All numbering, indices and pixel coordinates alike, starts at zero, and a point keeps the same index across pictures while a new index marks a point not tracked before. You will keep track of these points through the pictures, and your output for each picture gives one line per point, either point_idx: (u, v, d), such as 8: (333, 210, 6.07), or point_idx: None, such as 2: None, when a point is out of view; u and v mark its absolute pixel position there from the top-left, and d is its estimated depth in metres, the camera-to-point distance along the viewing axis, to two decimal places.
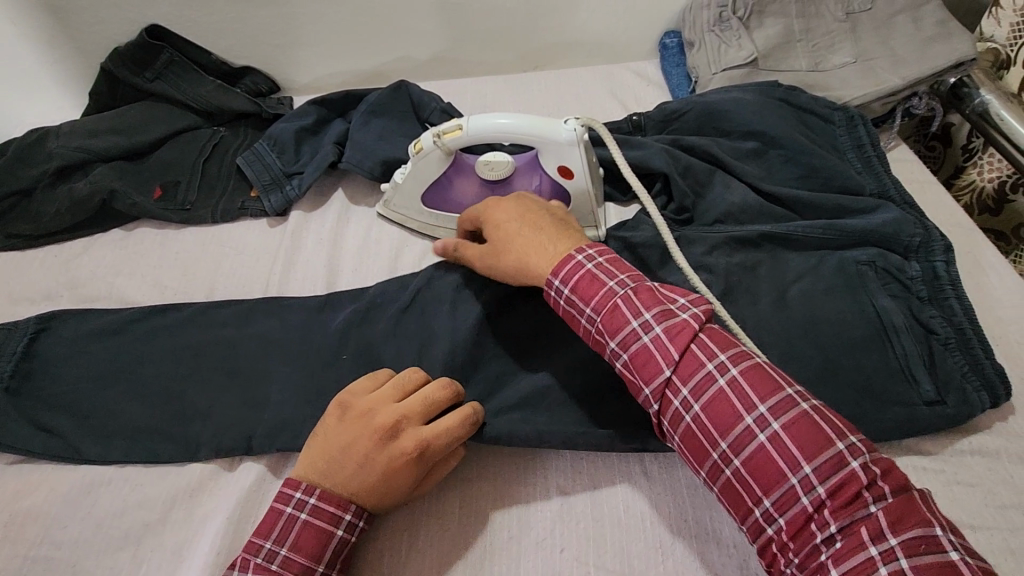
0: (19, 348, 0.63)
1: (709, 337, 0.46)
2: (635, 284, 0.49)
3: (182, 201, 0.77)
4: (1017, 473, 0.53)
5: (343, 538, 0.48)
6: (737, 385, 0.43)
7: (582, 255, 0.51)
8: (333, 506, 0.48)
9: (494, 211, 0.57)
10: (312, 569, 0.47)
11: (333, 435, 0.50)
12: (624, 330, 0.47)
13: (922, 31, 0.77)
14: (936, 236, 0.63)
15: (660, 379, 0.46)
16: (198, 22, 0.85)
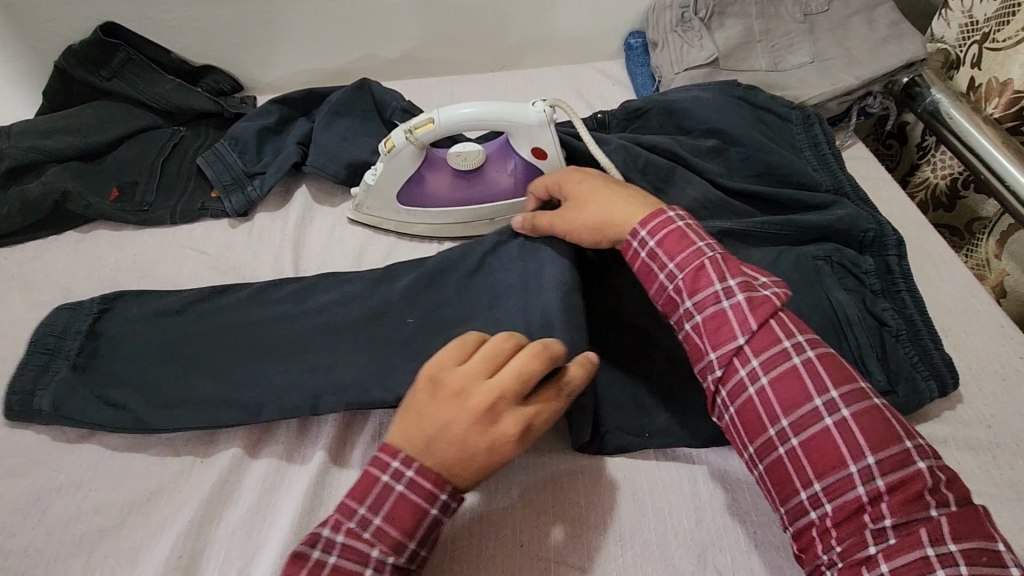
0: (84, 328, 0.61)
1: (786, 317, 0.47)
2: (723, 252, 0.50)
3: (140, 202, 0.75)
4: (964, 460, 0.54)
5: (436, 517, 0.43)
6: (812, 368, 0.45)
7: (675, 213, 0.51)
8: (430, 482, 0.43)
9: (573, 177, 0.59)
10: (403, 544, 0.42)
11: (425, 413, 0.43)
12: (704, 292, 0.48)
13: (876, 31, 0.79)
14: (888, 231, 0.66)
15: (730, 346, 0.46)
16: (156, 20, 0.84)
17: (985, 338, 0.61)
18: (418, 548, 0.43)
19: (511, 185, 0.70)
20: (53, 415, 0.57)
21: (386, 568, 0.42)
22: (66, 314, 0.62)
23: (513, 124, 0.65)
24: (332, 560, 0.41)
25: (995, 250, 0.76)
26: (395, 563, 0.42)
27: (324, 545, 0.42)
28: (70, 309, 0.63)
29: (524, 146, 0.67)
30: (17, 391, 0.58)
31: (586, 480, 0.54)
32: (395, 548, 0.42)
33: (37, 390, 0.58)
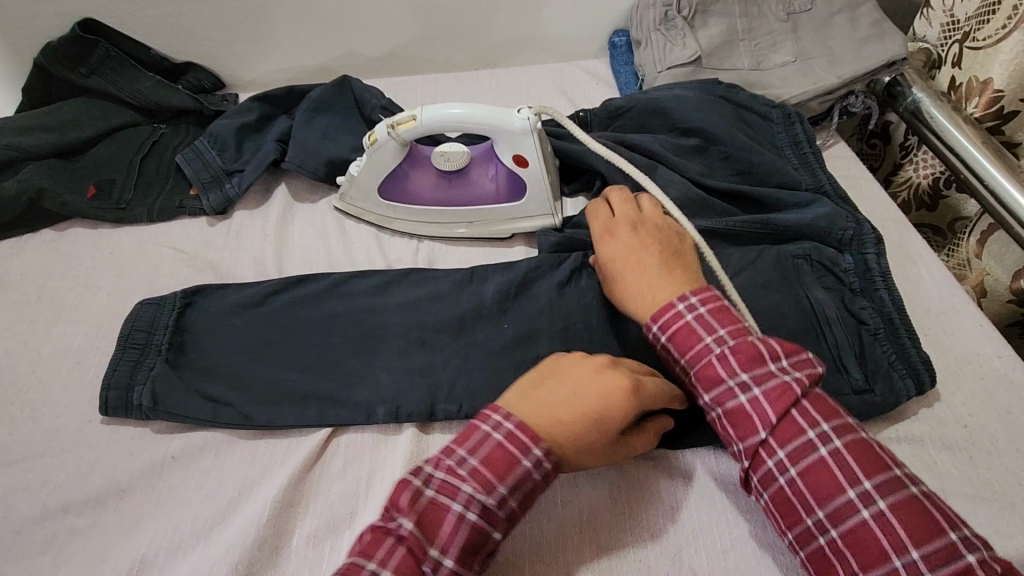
0: (171, 322, 0.62)
1: (810, 403, 0.44)
2: (736, 339, 0.47)
3: (117, 200, 0.74)
4: (941, 460, 0.54)
5: (528, 472, 0.43)
6: (842, 459, 0.42)
7: (683, 303, 0.49)
8: (527, 435, 0.43)
9: (606, 248, 0.56)
10: (493, 485, 0.42)
11: (558, 370, 0.47)
12: (718, 387, 0.46)
13: (858, 31, 0.79)
14: (867, 229, 0.65)
15: (753, 439, 0.45)
16: (135, 17, 0.83)
17: (963, 337, 0.61)
18: (509, 498, 0.42)
19: (492, 189, 0.69)
20: (153, 411, 0.57)
21: (474, 509, 0.41)
22: (153, 310, 0.63)
23: (495, 128, 0.64)
24: (424, 494, 0.41)
25: (975, 250, 0.76)
26: (485, 508, 0.41)
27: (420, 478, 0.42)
28: (155, 306, 0.63)
29: (506, 152, 0.66)
30: (114, 386, 0.58)
31: (564, 478, 0.54)
32: (487, 490, 0.42)
33: (136, 385, 0.58)
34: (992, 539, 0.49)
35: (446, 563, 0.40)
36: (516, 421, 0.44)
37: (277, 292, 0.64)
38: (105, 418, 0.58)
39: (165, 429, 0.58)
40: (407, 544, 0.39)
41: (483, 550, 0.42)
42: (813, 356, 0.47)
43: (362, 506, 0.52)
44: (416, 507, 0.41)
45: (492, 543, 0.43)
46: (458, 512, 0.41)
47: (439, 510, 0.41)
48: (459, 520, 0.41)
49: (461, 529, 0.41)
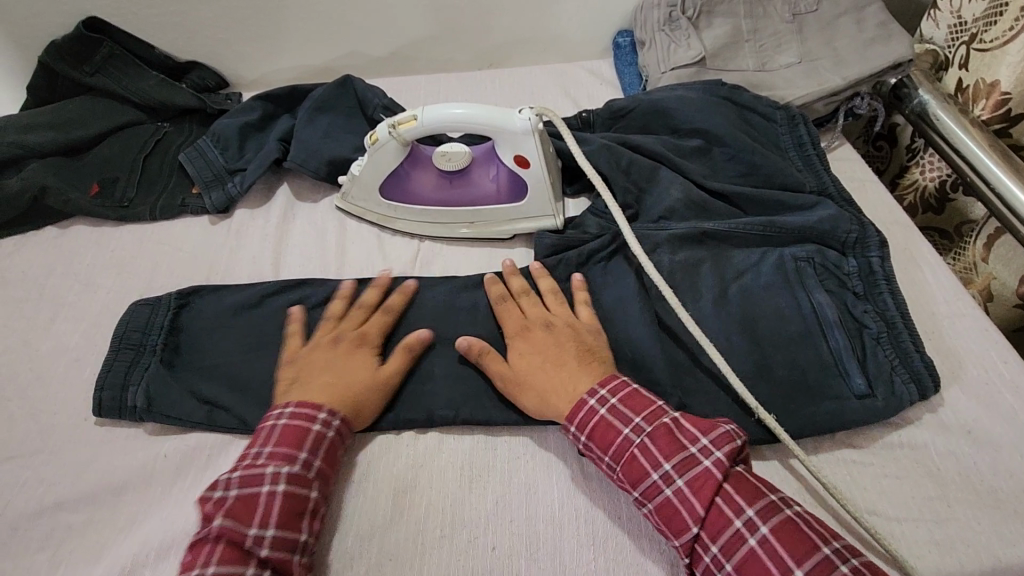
0: (166, 322, 0.62)
1: (732, 487, 0.46)
2: (651, 428, 0.49)
3: (120, 198, 0.74)
4: (945, 466, 0.53)
5: (320, 433, 0.51)
6: (770, 546, 0.43)
7: (594, 398, 0.51)
8: (309, 408, 0.52)
9: (522, 344, 0.57)
10: (293, 455, 0.49)
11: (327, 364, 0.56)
12: (644, 482, 0.47)
13: (865, 31, 0.78)
14: (871, 232, 0.64)
15: (687, 535, 0.45)
16: (140, 15, 0.83)
17: (969, 342, 0.60)
18: (312, 459, 0.50)
19: (493, 189, 0.68)
20: (145, 411, 0.57)
21: (281, 479, 0.48)
22: (147, 311, 0.63)
23: (497, 129, 0.64)
24: (232, 493, 0.47)
25: (982, 254, 0.75)
26: (292, 473, 0.48)
27: (223, 487, 0.47)
28: (149, 306, 0.63)
29: (507, 153, 0.66)
30: (108, 386, 0.58)
31: (563, 480, 0.54)
32: (288, 461, 0.49)
33: (129, 384, 0.58)
34: (994, 547, 0.49)
35: (270, 532, 0.45)
36: (291, 405, 0.52)
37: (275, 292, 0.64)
38: (100, 419, 0.58)
39: (162, 429, 0.58)
40: (224, 539, 0.45)
41: (309, 510, 0.48)
42: (730, 428, 0.48)
43: (354, 507, 0.52)
44: (226, 507, 0.46)
45: (314, 500, 0.48)
46: (267, 490, 0.47)
47: (250, 495, 0.47)
48: (269, 494, 0.47)
49: (274, 499, 0.47)
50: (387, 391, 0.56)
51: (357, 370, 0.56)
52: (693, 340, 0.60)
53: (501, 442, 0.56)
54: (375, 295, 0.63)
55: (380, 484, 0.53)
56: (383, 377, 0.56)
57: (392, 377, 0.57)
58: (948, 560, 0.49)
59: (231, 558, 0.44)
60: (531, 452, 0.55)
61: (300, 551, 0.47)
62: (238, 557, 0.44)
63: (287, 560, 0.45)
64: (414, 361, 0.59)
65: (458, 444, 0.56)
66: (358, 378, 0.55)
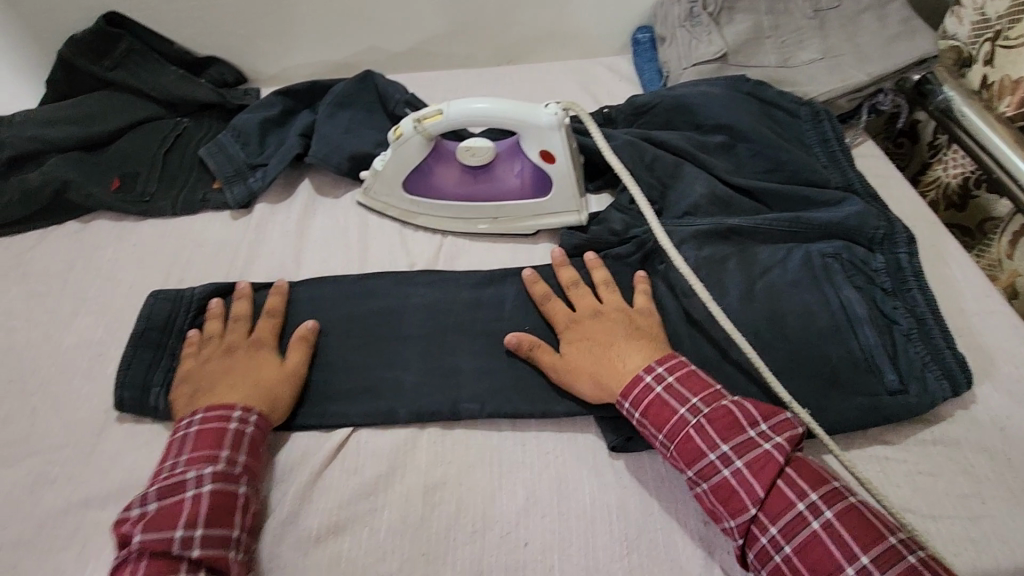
0: (188, 318, 0.62)
1: (793, 470, 0.47)
2: (709, 409, 0.49)
3: (141, 193, 0.74)
4: (977, 462, 0.53)
5: (238, 430, 0.51)
6: (835, 531, 0.43)
7: (651, 375, 0.51)
8: (219, 411, 0.52)
9: (572, 333, 0.57)
10: (215, 455, 0.49)
11: (235, 365, 0.56)
12: (700, 461, 0.47)
13: (888, 27, 0.78)
14: (898, 228, 0.64)
15: (744, 515, 0.45)
16: (159, 10, 0.83)
17: (999, 338, 0.60)
18: (236, 456, 0.50)
19: (518, 185, 0.68)
20: (167, 415, 0.57)
21: (205, 480, 0.48)
22: (168, 306, 0.62)
23: (523, 124, 0.64)
24: (154, 505, 0.47)
25: (1006, 251, 0.75)
26: (218, 472, 0.48)
27: (142, 503, 0.47)
28: (170, 302, 0.63)
29: (533, 148, 0.66)
30: (128, 386, 0.58)
31: (594, 476, 0.53)
32: (209, 463, 0.49)
33: (150, 385, 0.58)
34: None
35: (200, 533, 0.46)
36: (201, 412, 0.52)
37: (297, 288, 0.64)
38: (122, 416, 0.58)
39: None
40: (150, 551, 0.45)
41: (239, 506, 0.48)
42: (791, 416, 0.49)
43: (382, 503, 0.52)
44: (146, 520, 0.46)
45: (244, 495, 0.49)
46: (193, 492, 0.47)
47: (173, 503, 0.47)
48: (193, 499, 0.47)
49: (200, 501, 0.47)
50: (298, 381, 0.57)
51: (263, 369, 0.56)
52: (722, 336, 0.59)
53: (530, 437, 0.56)
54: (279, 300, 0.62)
55: (409, 479, 0.53)
56: (291, 368, 0.57)
57: (297, 366, 0.57)
58: (984, 557, 0.48)
59: (161, 566, 0.44)
60: (560, 447, 0.55)
61: (234, 548, 0.47)
62: (165, 565, 0.44)
63: (222, 557, 0.46)
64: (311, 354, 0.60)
65: (486, 440, 0.55)
66: (262, 374, 0.55)
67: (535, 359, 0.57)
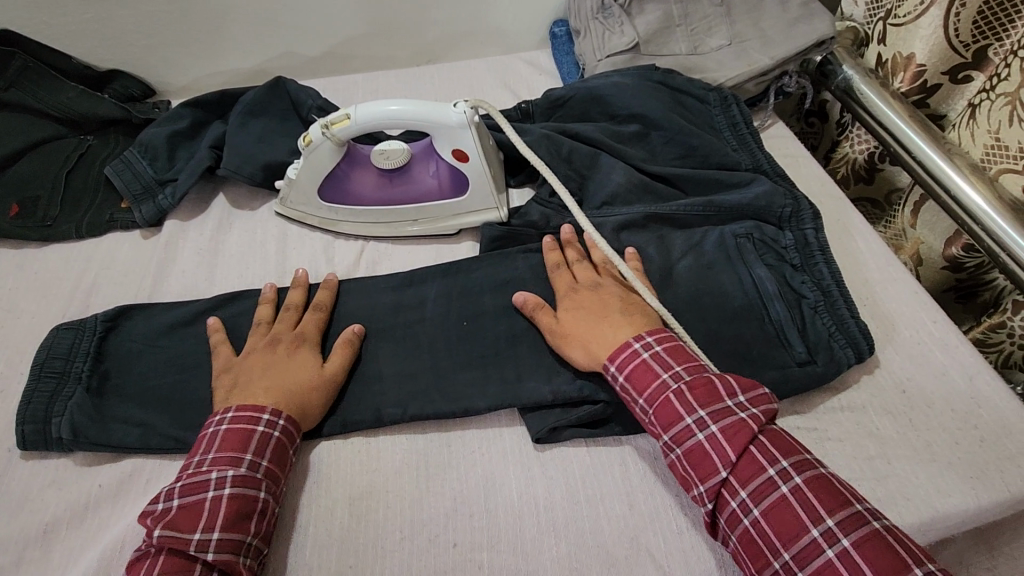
0: (92, 347, 0.60)
1: (766, 439, 0.47)
2: (691, 377, 0.49)
3: (42, 217, 0.71)
4: (882, 424, 0.55)
5: (265, 434, 0.50)
6: (803, 495, 0.44)
7: (639, 343, 0.52)
8: (249, 410, 0.51)
9: (568, 301, 0.58)
10: (238, 458, 0.48)
11: (270, 364, 0.55)
12: (678, 425, 0.48)
13: (789, 11, 0.80)
14: (805, 205, 0.66)
15: (715, 479, 0.46)
16: (53, 25, 0.80)
17: (900, 304, 0.63)
18: (259, 460, 0.49)
19: (435, 185, 0.68)
20: (72, 442, 0.54)
21: (227, 483, 0.47)
22: (70, 337, 0.60)
23: (432, 124, 0.63)
24: (177, 502, 0.47)
25: (910, 220, 0.78)
26: (239, 476, 0.47)
27: (167, 499, 0.47)
28: (72, 331, 0.60)
29: (446, 148, 0.65)
30: (29, 420, 0.55)
31: (519, 471, 0.53)
32: (233, 465, 0.48)
33: (51, 416, 0.55)
34: (931, 499, 0.51)
35: (216, 536, 0.45)
36: (233, 408, 0.51)
37: (212, 308, 0.63)
38: (24, 454, 0.56)
39: (95, 458, 0.55)
40: (169, 547, 0.44)
41: (258, 511, 0.47)
42: (766, 391, 0.50)
43: (305, 519, 0.51)
44: (169, 516, 0.46)
45: (263, 501, 0.48)
46: (212, 494, 0.46)
47: (194, 502, 0.46)
48: (214, 500, 0.46)
49: (220, 504, 0.46)
50: (331, 389, 0.55)
51: (303, 370, 0.55)
52: None
53: (456, 437, 0.56)
54: (324, 294, 0.62)
55: (334, 492, 0.52)
56: (327, 373, 0.55)
57: (335, 372, 0.56)
58: (890, 514, 0.50)
59: (178, 564, 0.44)
60: (486, 446, 0.55)
61: (249, 554, 0.46)
62: (182, 563, 0.44)
63: (234, 563, 0.45)
64: (354, 359, 0.58)
65: (411, 444, 0.55)
66: (296, 379, 0.54)
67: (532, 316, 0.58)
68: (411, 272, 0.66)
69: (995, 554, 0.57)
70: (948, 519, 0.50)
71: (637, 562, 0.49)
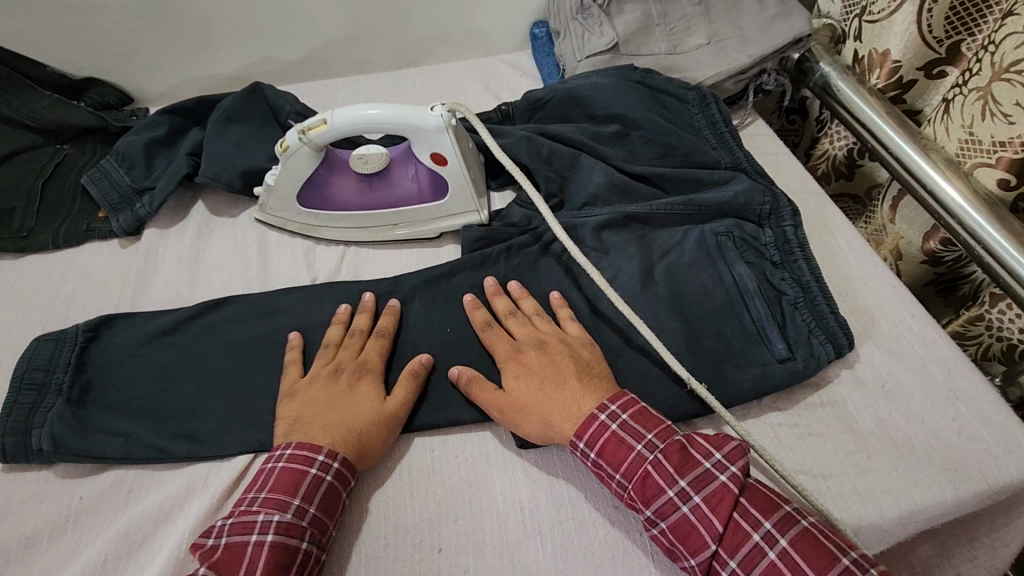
0: (72, 359, 0.59)
1: (747, 500, 0.46)
2: (664, 445, 0.48)
3: (18, 228, 0.70)
4: (862, 418, 0.56)
5: (317, 478, 0.48)
6: (792, 559, 0.43)
7: (605, 413, 0.50)
8: (307, 450, 0.49)
9: (512, 367, 0.55)
10: (286, 502, 0.47)
11: (330, 397, 0.54)
12: (660, 499, 0.46)
13: (766, 10, 0.81)
14: (783, 202, 0.67)
15: (705, 552, 0.44)
16: (26, 33, 0.79)
17: (880, 299, 0.64)
18: (306, 506, 0.47)
19: (415, 189, 0.67)
20: (51, 454, 0.54)
21: (271, 528, 0.45)
22: (50, 349, 0.59)
23: (410, 128, 0.62)
24: (224, 541, 0.45)
25: (889, 216, 0.79)
26: (284, 522, 0.45)
27: (216, 534, 0.46)
28: (52, 342, 0.60)
29: (424, 151, 0.65)
30: (6, 434, 0.54)
31: (503, 473, 0.53)
32: (281, 509, 0.46)
33: (30, 429, 0.55)
34: (910, 492, 0.51)
35: None
36: (291, 445, 0.50)
37: (192, 317, 0.62)
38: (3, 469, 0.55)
39: (75, 471, 0.55)
40: None
41: (297, 563, 0.45)
42: (741, 443, 0.49)
43: None
44: (213, 556, 0.44)
45: (305, 552, 0.45)
46: (255, 540, 0.44)
47: (238, 544, 0.45)
48: (257, 546, 0.44)
49: (262, 551, 0.44)
50: (395, 425, 0.54)
51: (363, 406, 0.53)
52: (623, 322, 0.61)
53: (439, 442, 0.55)
54: (387, 321, 0.60)
55: None
56: (390, 412, 0.53)
57: (398, 410, 0.54)
58: (870, 508, 0.51)
59: None
60: (469, 451, 0.55)
61: None
62: None
63: None
64: (420, 390, 0.57)
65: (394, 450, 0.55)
66: (359, 415, 0.52)
67: (468, 391, 0.55)
68: (394, 276, 0.65)
69: (975, 545, 0.58)
70: (927, 512, 0.51)
71: (621, 563, 0.49)
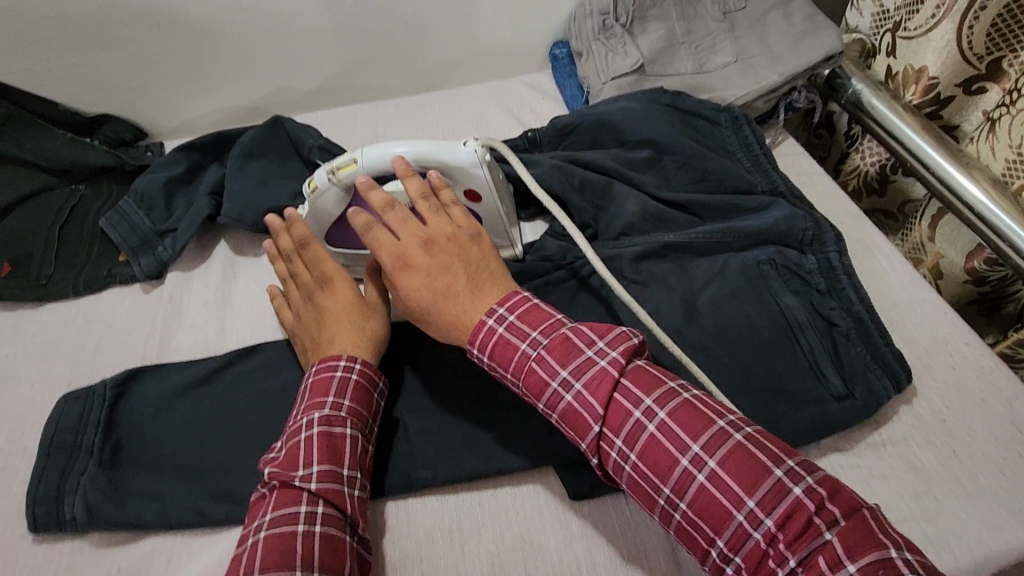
0: (102, 417, 0.56)
1: (630, 380, 0.45)
2: (547, 339, 0.47)
3: (37, 275, 0.68)
4: (925, 456, 0.54)
5: (343, 375, 0.51)
6: (668, 428, 0.42)
7: (491, 318, 0.48)
8: (325, 361, 0.52)
9: (401, 278, 0.52)
10: (322, 402, 0.50)
11: (321, 317, 0.56)
12: (546, 392, 0.46)
13: (794, 26, 0.79)
14: (826, 227, 0.65)
15: (591, 435, 0.44)
16: (38, 73, 0.77)
17: (932, 327, 0.62)
18: (340, 399, 0.50)
19: None
20: (86, 522, 0.51)
21: (314, 422, 0.49)
22: (79, 407, 0.57)
23: (443, 165, 0.60)
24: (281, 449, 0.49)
25: (928, 234, 0.77)
26: (326, 414, 0.49)
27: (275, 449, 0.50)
28: (80, 400, 0.58)
29: (456, 187, 0.62)
30: (40, 501, 0.52)
31: (558, 528, 0.51)
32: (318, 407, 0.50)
33: (62, 495, 0.52)
34: (982, 536, 0.50)
35: (314, 468, 0.46)
36: (312, 364, 0.53)
37: (223, 367, 0.60)
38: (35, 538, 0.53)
39: (110, 538, 0.52)
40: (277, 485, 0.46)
41: (347, 444, 0.49)
42: (625, 329, 0.47)
43: None
44: (275, 461, 0.48)
45: (351, 434, 0.49)
46: (305, 433, 0.48)
47: (291, 445, 0.48)
48: (307, 438, 0.48)
49: (313, 440, 0.48)
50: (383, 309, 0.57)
51: (347, 309, 0.56)
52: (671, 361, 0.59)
53: (489, 496, 0.53)
54: (300, 227, 0.63)
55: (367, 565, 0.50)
56: (372, 302, 0.57)
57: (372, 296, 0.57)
58: (943, 556, 0.49)
59: (287, 496, 0.45)
60: (520, 505, 0.53)
61: (349, 484, 0.48)
62: (291, 496, 0.45)
63: (337, 491, 0.46)
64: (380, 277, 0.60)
65: (443, 507, 0.53)
66: (350, 316, 0.55)
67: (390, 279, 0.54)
68: None
69: None
70: (1000, 557, 0.49)
71: None
